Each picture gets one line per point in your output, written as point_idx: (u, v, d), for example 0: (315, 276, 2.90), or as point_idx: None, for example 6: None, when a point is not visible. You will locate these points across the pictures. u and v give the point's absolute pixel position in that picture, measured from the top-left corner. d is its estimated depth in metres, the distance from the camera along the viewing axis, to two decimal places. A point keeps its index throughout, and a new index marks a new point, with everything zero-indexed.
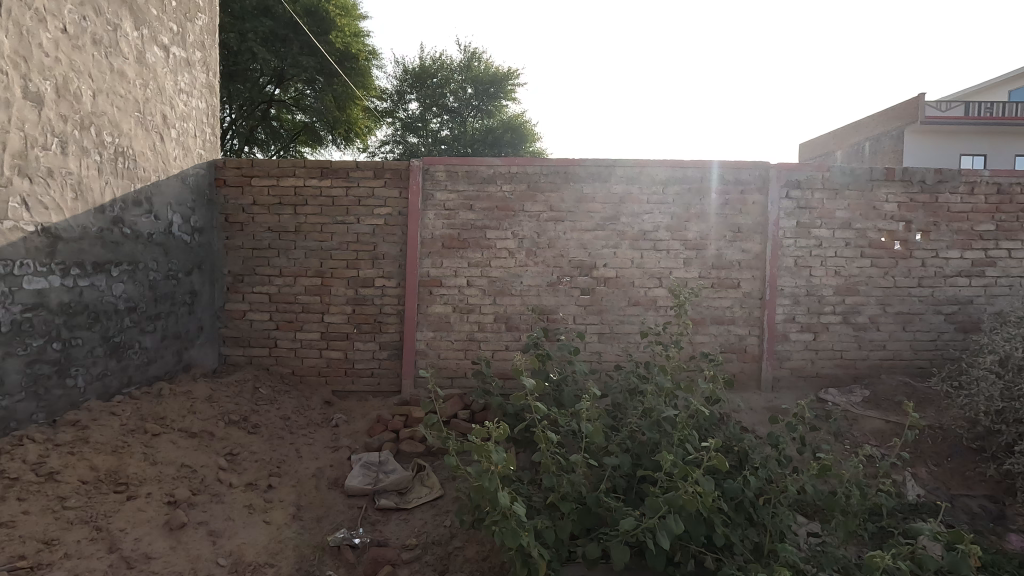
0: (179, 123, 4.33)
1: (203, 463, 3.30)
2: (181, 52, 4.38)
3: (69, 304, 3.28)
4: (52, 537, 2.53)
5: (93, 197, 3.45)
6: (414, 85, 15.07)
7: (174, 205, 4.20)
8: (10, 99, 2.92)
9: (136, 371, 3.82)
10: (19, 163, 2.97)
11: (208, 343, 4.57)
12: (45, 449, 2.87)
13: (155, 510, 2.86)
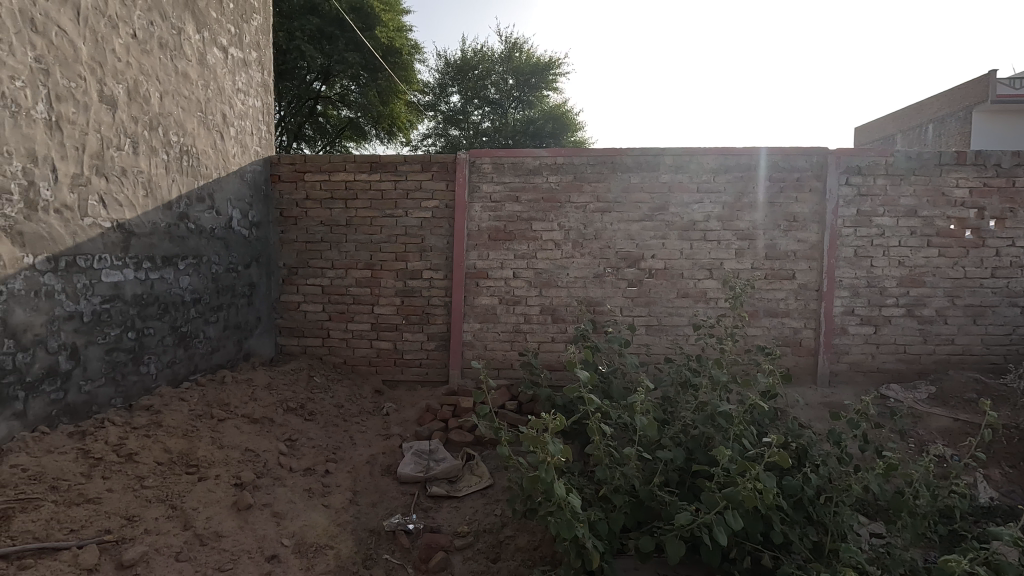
0: (237, 122, 4.50)
1: (265, 448, 3.43)
2: (240, 52, 4.55)
3: (143, 295, 3.48)
4: (133, 514, 2.60)
5: (162, 194, 3.63)
6: (456, 78, 15.12)
7: (233, 200, 4.38)
8: (89, 103, 3.09)
9: (201, 360, 4.03)
10: (97, 163, 3.14)
11: (265, 333, 4.78)
12: (124, 432, 3.02)
13: (223, 491, 2.96)
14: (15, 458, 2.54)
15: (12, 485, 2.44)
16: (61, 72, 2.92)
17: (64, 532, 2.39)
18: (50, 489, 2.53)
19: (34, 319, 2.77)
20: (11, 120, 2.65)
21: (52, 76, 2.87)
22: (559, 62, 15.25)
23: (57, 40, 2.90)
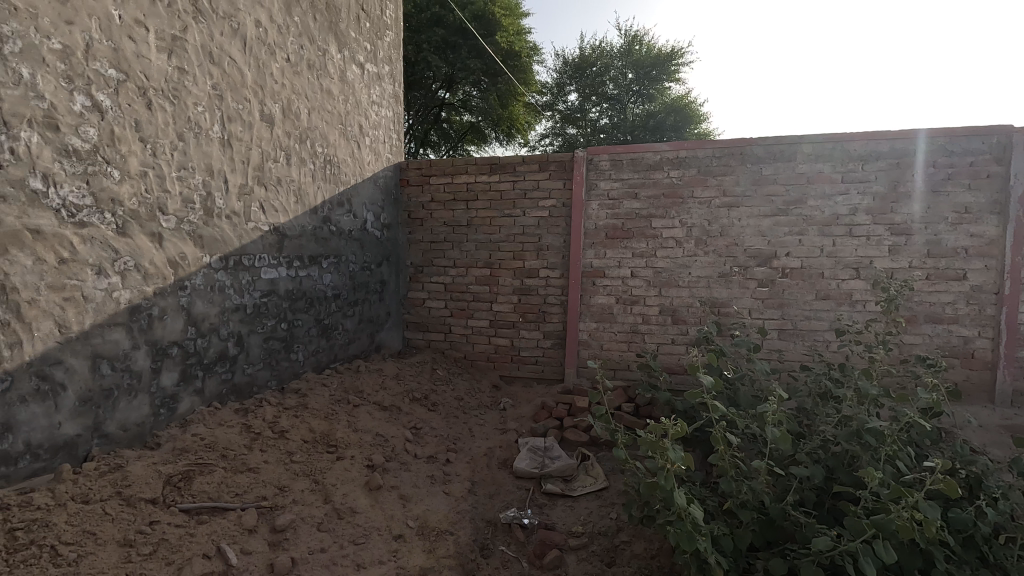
0: (372, 132, 4.88)
1: (393, 434, 3.67)
2: (375, 67, 4.93)
3: (293, 291, 3.91)
4: (284, 485, 2.80)
5: (309, 200, 4.05)
6: (573, 77, 15.08)
7: (368, 204, 4.77)
8: (252, 122, 3.53)
9: (340, 350, 4.44)
10: (258, 174, 3.58)
11: (394, 327, 5.17)
12: (277, 412, 3.38)
13: (357, 471, 3.15)
14: (194, 427, 2.97)
15: (190, 450, 2.77)
16: (232, 96, 3.36)
17: (231, 495, 2.59)
18: (220, 456, 2.81)
19: (210, 309, 3.21)
20: (194, 139, 3.10)
21: (225, 100, 3.31)
22: (683, 52, 14.57)
23: (229, 68, 3.34)
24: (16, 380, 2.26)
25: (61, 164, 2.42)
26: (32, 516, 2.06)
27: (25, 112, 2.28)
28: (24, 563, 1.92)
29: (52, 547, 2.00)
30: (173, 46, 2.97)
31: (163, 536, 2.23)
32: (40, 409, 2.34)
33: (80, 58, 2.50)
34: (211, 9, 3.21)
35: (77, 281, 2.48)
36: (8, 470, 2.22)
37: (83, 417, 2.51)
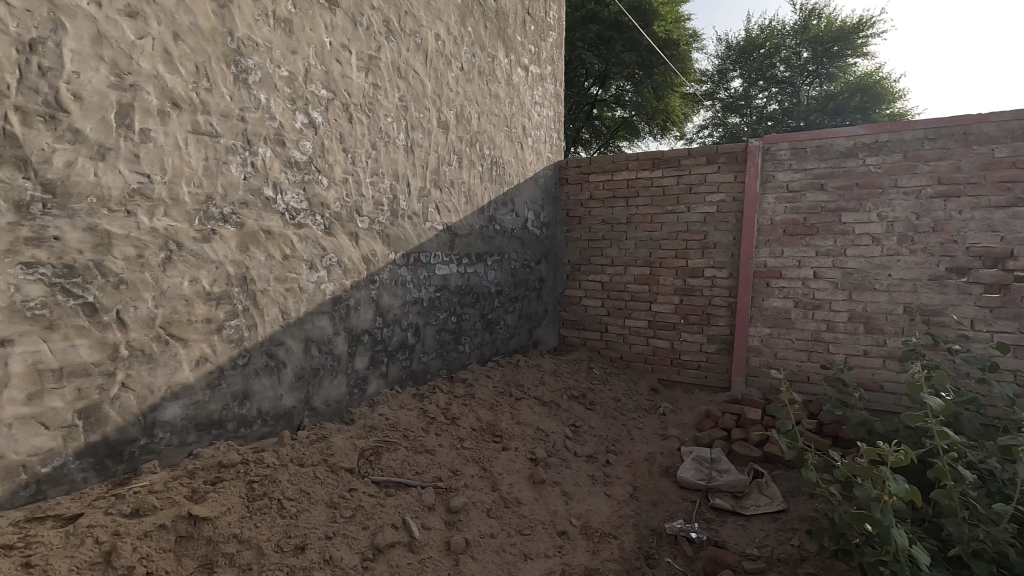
0: (534, 132, 4.99)
1: (554, 430, 3.72)
2: (538, 68, 5.04)
3: (462, 286, 4.15)
4: (457, 469, 2.97)
5: (478, 201, 4.26)
6: (738, 61, 14.00)
7: (529, 203, 4.90)
8: (431, 129, 3.80)
9: (501, 344, 4.61)
10: (435, 178, 3.84)
11: (551, 324, 5.25)
12: (449, 399, 3.62)
13: (521, 463, 3.23)
14: (381, 408, 3.29)
15: (377, 429, 3.07)
16: (415, 106, 3.65)
17: (412, 473, 2.82)
18: (402, 436, 3.07)
19: (394, 302, 3.53)
20: (384, 148, 3.42)
21: (409, 110, 3.61)
22: (872, 21, 12.74)
23: (413, 80, 3.63)
24: (252, 356, 2.70)
25: (286, 174, 2.83)
26: (263, 472, 2.40)
27: (262, 131, 2.71)
28: (260, 511, 2.23)
29: (279, 501, 2.30)
30: (370, 65, 3.31)
31: (360, 503, 2.49)
32: (267, 382, 2.77)
33: (301, 82, 2.90)
34: (400, 27, 3.51)
35: (295, 275, 2.89)
36: (246, 430, 2.67)
37: (297, 391, 2.92)
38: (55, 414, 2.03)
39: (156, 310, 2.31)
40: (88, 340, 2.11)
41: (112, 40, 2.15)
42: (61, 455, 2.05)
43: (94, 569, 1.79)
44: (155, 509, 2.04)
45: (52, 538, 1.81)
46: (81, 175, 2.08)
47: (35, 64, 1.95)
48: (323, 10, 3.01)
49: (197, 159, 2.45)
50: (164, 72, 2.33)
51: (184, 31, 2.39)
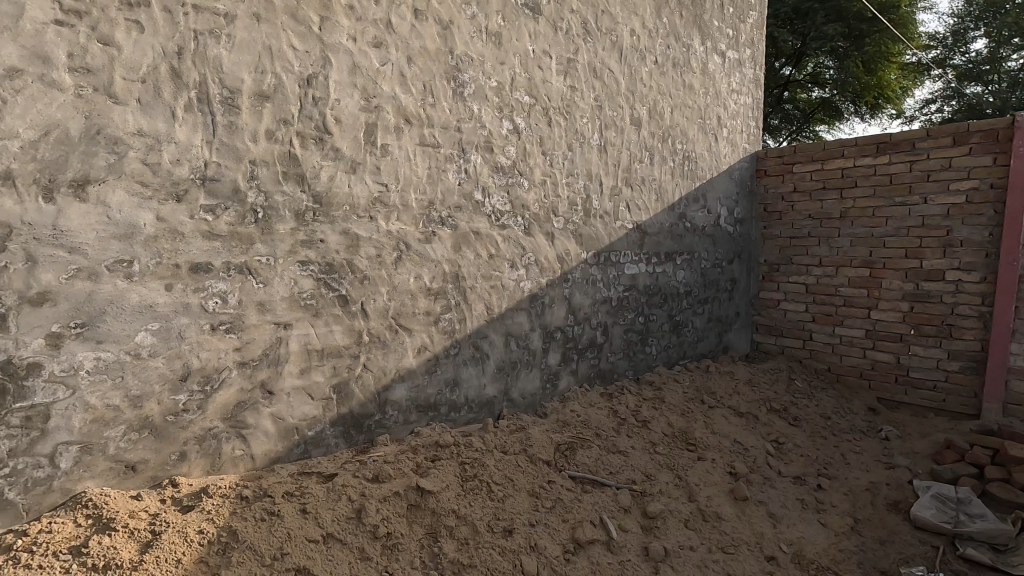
0: (730, 122, 4.66)
1: (753, 444, 3.44)
2: (736, 53, 4.69)
3: (651, 286, 4.03)
4: (651, 474, 2.91)
5: (668, 198, 4.11)
6: (981, 17, 11.50)
7: (722, 198, 4.60)
8: (624, 126, 3.76)
9: (689, 347, 4.40)
10: (627, 176, 3.79)
11: (744, 328, 4.87)
12: (638, 402, 3.55)
13: (720, 476, 3.05)
14: (572, 404, 3.35)
15: (570, 424, 3.14)
16: (609, 105, 3.64)
17: (606, 472, 2.84)
18: (595, 434, 3.10)
19: (585, 301, 3.56)
20: (580, 148, 3.47)
21: (604, 109, 3.61)
22: None
23: (608, 79, 3.63)
24: (462, 347, 2.94)
25: (493, 179, 3.02)
26: (473, 455, 2.60)
27: (474, 140, 2.93)
28: (473, 490, 2.41)
29: (488, 483, 2.47)
30: (568, 68, 3.39)
31: (559, 495, 2.57)
32: (474, 371, 2.99)
33: (507, 90, 3.08)
34: (596, 27, 3.53)
35: (499, 273, 3.07)
36: (455, 415, 2.92)
37: (498, 382, 3.11)
38: (318, 387, 2.43)
39: (390, 303, 2.64)
40: (341, 327, 2.48)
41: (363, 70, 2.52)
42: (321, 422, 2.44)
43: (349, 522, 2.10)
44: (391, 478, 2.32)
45: (318, 491, 2.15)
46: (339, 186, 2.46)
47: (310, 96, 2.37)
48: (528, 20, 3.15)
49: (423, 168, 2.74)
50: (400, 93, 2.65)
51: (415, 55, 2.69)
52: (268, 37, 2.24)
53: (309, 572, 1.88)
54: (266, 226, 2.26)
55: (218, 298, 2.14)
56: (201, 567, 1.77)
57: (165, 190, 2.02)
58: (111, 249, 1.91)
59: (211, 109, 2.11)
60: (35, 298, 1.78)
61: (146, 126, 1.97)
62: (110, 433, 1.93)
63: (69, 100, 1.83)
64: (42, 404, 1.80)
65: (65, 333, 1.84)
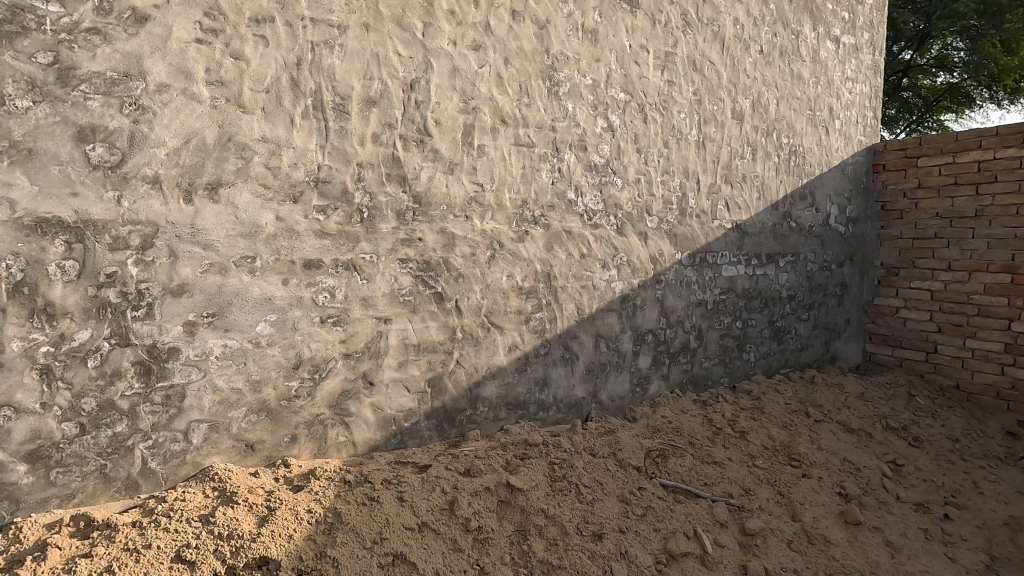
0: (843, 113, 4.30)
1: (866, 464, 3.15)
2: (851, 38, 4.33)
3: (750, 289, 3.80)
4: (749, 488, 2.76)
5: (772, 196, 3.86)
6: None
7: (833, 196, 4.26)
8: (724, 121, 3.57)
9: (791, 356, 4.11)
10: (727, 173, 3.60)
11: (854, 338, 4.49)
12: (735, 411, 3.37)
13: (828, 496, 2.83)
14: (663, 410, 3.24)
15: (661, 430, 3.03)
16: (709, 99, 3.48)
17: (700, 483, 2.72)
18: (687, 442, 2.98)
19: (678, 303, 3.42)
20: (676, 145, 3.34)
21: (703, 103, 3.46)
22: None
23: (708, 71, 3.47)
24: (552, 347, 2.92)
25: (586, 177, 2.99)
26: (562, 455, 2.58)
27: (568, 139, 2.91)
28: (562, 491, 2.40)
29: (577, 485, 2.45)
30: (666, 61, 3.27)
31: (650, 503, 2.50)
32: (563, 372, 2.97)
33: (603, 87, 3.03)
34: (697, 18, 3.39)
35: (590, 273, 3.03)
36: (544, 414, 2.92)
37: (587, 383, 3.06)
38: (414, 380, 2.52)
39: (483, 301, 2.68)
40: (437, 323, 2.56)
41: (462, 72, 2.58)
42: (416, 415, 2.53)
43: (443, 513, 2.15)
44: (481, 473, 2.36)
45: (414, 481, 2.23)
46: (438, 187, 2.54)
47: (413, 100, 2.46)
48: (625, 14, 3.09)
49: (517, 168, 2.76)
50: (496, 94, 2.68)
51: (512, 56, 2.72)
52: (376, 45, 2.36)
53: (406, 557, 1.95)
54: (370, 225, 2.37)
55: (327, 293, 2.28)
56: (309, 544, 1.89)
57: (283, 191, 2.18)
58: (238, 246, 2.09)
59: (325, 115, 2.26)
60: (175, 289, 1.99)
61: (268, 132, 2.14)
62: (234, 414, 2.12)
63: (206, 110, 2.02)
64: (180, 384, 2.01)
65: (199, 322, 2.03)
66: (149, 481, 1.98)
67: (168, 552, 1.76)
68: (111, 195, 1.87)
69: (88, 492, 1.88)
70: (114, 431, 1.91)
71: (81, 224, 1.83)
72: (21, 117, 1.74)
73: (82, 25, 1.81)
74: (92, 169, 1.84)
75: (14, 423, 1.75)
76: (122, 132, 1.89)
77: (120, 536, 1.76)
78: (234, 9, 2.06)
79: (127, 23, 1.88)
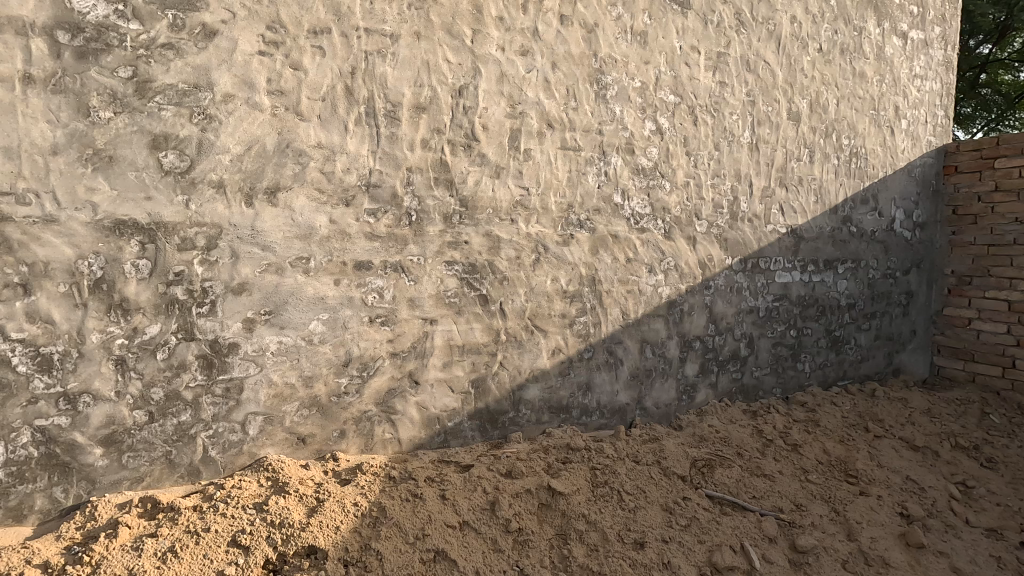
0: (911, 112, 4.08)
1: (931, 484, 2.97)
2: (920, 33, 4.10)
3: (806, 297, 3.65)
4: (801, 504, 2.65)
5: (830, 199, 3.70)
6: None
7: (898, 199, 4.05)
8: (780, 122, 3.46)
9: (850, 367, 3.92)
10: (781, 176, 3.48)
11: (920, 349, 4.24)
12: (787, 423, 3.25)
13: (888, 516, 2.68)
14: (710, 419, 3.15)
15: (708, 440, 2.96)
16: (763, 99, 3.38)
17: (749, 496, 2.64)
18: (736, 454, 2.89)
19: (728, 309, 3.32)
20: (728, 147, 3.26)
21: (757, 104, 3.36)
22: None
23: (763, 72, 3.37)
24: (596, 351, 2.90)
25: (633, 181, 2.96)
26: (604, 461, 2.56)
27: (615, 142, 2.90)
28: (603, 497, 2.38)
29: (619, 492, 2.42)
30: (718, 62, 3.20)
31: (695, 514, 2.44)
32: (607, 377, 2.95)
33: (651, 90, 2.99)
34: (752, 17, 3.30)
35: (636, 277, 2.99)
36: (587, 418, 2.90)
37: (631, 389, 3.02)
38: (458, 380, 2.56)
39: (527, 304, 2.70)
40: (481, 325, 2.59)
41: (510, 78, 2.61)
42: (460, 414, 2.57)
43: (484, 513, 2.18)
44: (523, 475, 2.38)
45: (456, 480, 2.27)
46: (484, 191, 2.57)
47: (461, 105, 2.51)
48: (676, 15, 3.04)
49: (564, 172, 2.76)
50: (544, 98, 2.70)
51: (560, 60, 2.73)
52: (427, 53, 2.42)
53: (447, 555, 1.98)
54: (418, 228, 2.43)
55: (376, 293, 2.36)
56: (355, 536, 1.95)
57: (337, 196, 2.26)
58: (294, 247, 2.19)
59: (377, 122, 2.34)
60: (236, 288, 2.10)
61: (324, 138, 2.23)
62: (287, 408, 2.22)
63: (267, 119, 2.14)
64: (238, 377, 2.12)
65: (258, 319, 2.14)
66: (209, 469, 2.09)
67: (225, 537, 1.85)
68: (181, 199, 2.00)
69: (155, 476, 2.01)
70: (179, 419, 2.04)
71: (153, 226, 1.96)
72: (104, 127, 1.89)
73: (158, 41, 1.95)
74: (164, 174, 1.98)
75: (92, 408, 1.90)
76: (191, 140, 2.02)
77: (182, 519, 1.88)
78: (294, 21, 2.17)
79: (197, 38, 2.01)
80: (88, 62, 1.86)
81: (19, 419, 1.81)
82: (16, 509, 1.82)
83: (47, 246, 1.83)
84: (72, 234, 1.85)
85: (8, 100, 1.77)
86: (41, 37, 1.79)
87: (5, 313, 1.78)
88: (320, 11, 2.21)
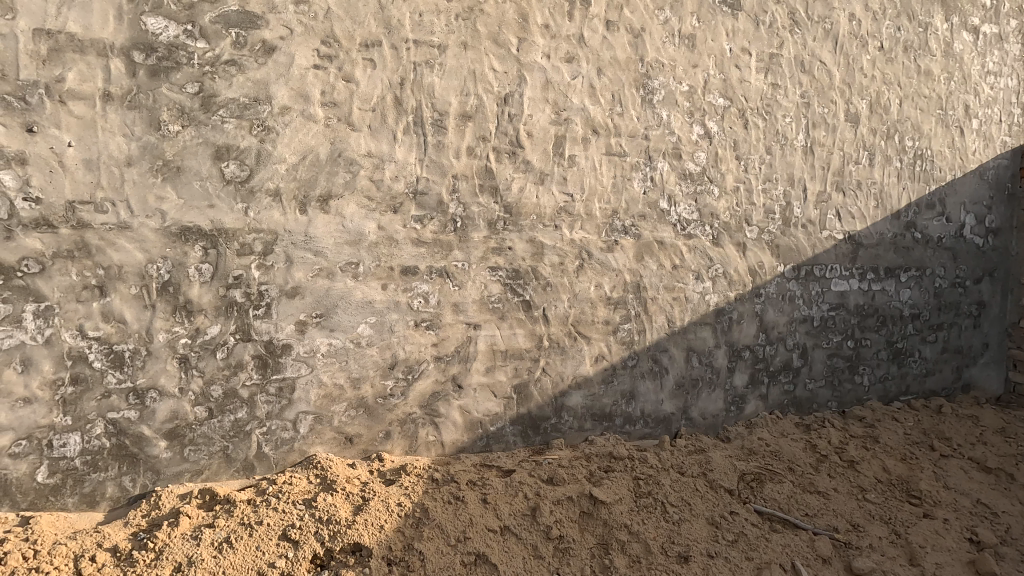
0: (983, 111, 3.84)
1: (1005, 509, 2.77)
2: (994, 27, 3.85)
3: (864, 306, 3.48)
4: (858, 524, 2.53)
5: (892, 204, 3.52)
6: None
7: (969, 204, 3.80)
8: (837, 124, 3.32)
9: (914, 381, 3.70)
10: (838, 180, 3.34)
11: (993, 364, 3.96)
12: (844, 438, 3.10)
13: (955, 541, 2.52)
14: (760, 431, 3.04)
15: (758, 453, 2.86)
16: (818, 101, 3.26)
17: (801, 514, 2.54)
18: (787, 469, 2.78)
19: (780, 318, 3.21)
20: (781, 151, 3.16)
21: (812, 106, 3.24)
22: None
23: (819, 73, 3.25)
24: (639, 359, 2.86)
25: (680, 186, 2.90)
26: (648, 471, 2.50)
27: (662, 147, 2.86)
28: (647, 508, 2.34)
29: (663, 503, 2.37)
30: (770, 64, 3.11)
31: (743, 529, 2.37)
32: (651, 385, 2.89)
33: (700, 93, 2.94)
34: (807, 17, 3.20)
35: (683, 284, 2.93)
36: (630, 427, 2.86)
37: (677, 399, 2.96)
38: (500, 385, 2.58)
39: (570, 310, 2.69)
40: (524, 331, 2.60)
41: (555, 85, 2.63)
42: (502, 419, 2.59)
43: (525, 518, 2.18)
44: (565, 481, 2.36)
45: (498, 484, 2.28)
46: (528, 198, 2.59)
47: (506, 113, 2.54)
48: (726, 17, 2.98)
49: (608, 178, 2.75)
50: (589, 104, 2.70)
51: (606, 66, 2.72)
52: (473, 62, 2.46)
53: (488, 558, 2.00)
54: (463, 235, 2.47)
55: (421, 298, 2.41)
56: (398, 536, 2.00)
57: (385, 203, 2.33)
58: (344, 252, 2.27)
59: (424, 131, 2.39)
60: (290, 291, 2.19)
61: (374, 147, 2.31)
62: (336, 408, 2.29)
63: (321, 129, 2.23)
64: (291, 377, 2.21)
65: (309, 321, 2.23)
66: (263, 464, 2.19)
67: (276, 530, 1.93)
68: (241, 207, 2.11)
69: (213, 469, 2.12)
70: (235, 416, 2.14)
71: (216, 233, 2.08)
72: (173, 140, 2.02)
73: (222, 58, 2.07)
74: (226, 184, 2.09)
75: (158, 403, 2.03)
76: (251, 151, 2.12)
77: (237, 512, 1.97)
78: (347, 36, 2.25)
79: (258, 54, 2.12)
80: (160, 79, 1.99)
81: (94, 411, 1.94)
82: (90, 495, 1.95)
83: (121, 251, 1.96)
84: (143, 239, 1.99)
85: (90, 116, 1.92)
86: (119, 57, 1.94)
87: (84, 312, 1.93)
88: (371, 25, 2.29)
